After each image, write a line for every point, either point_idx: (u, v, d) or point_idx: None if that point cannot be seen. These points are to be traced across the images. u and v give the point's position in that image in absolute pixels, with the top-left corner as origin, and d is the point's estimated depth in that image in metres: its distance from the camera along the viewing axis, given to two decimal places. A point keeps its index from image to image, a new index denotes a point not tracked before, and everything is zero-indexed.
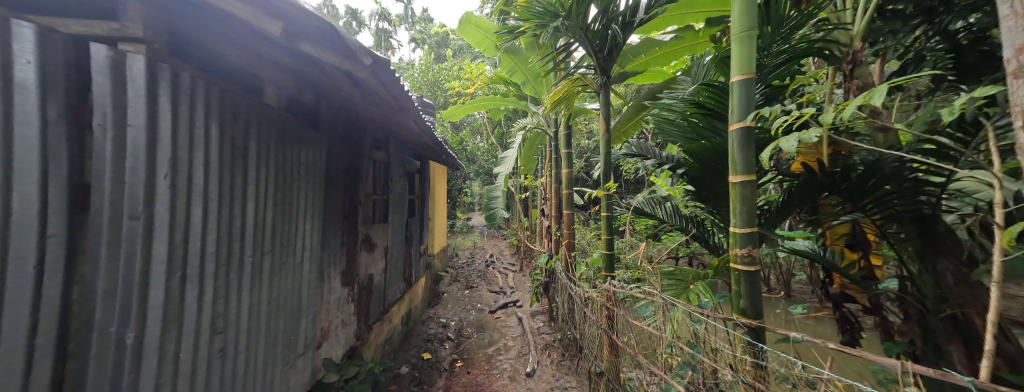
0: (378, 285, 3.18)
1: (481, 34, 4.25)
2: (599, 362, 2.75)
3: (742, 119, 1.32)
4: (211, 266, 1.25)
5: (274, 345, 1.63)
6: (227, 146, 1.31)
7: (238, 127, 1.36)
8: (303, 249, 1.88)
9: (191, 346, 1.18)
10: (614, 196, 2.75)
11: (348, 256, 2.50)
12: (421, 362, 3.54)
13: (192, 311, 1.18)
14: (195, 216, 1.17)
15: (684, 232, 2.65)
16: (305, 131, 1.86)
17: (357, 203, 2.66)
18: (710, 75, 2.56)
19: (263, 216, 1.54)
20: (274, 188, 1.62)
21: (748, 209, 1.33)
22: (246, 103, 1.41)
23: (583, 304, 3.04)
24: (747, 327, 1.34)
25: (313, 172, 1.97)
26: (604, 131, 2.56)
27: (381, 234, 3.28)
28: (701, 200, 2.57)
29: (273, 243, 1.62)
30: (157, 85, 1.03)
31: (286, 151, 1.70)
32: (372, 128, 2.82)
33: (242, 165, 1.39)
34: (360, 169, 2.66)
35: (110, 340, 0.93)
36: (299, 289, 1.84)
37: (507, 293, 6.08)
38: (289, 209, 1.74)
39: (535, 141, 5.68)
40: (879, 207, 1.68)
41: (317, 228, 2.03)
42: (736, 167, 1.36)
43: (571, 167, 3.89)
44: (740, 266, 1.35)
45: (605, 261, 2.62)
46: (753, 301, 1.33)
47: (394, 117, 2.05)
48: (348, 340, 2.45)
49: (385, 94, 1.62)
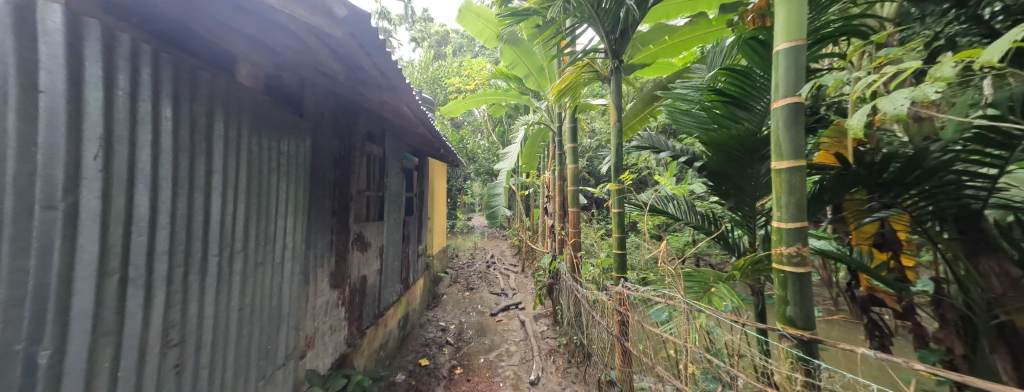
0: (372, 287, 2.98)
1: (482, 24, 4.08)
2: (609, 371, 2.55)
3: (792, 94, 1.13)
4: (163, 267, 1.04)
5: (245, 358, 1.42)
6: (186, 126, 1.11)
7: (200, 105, 1.16)
8: (283, 248, 1.68)
9: (136, 364, 0.96)
10: (626, 190, 2.54)
11: (338, 256, 2.31)
12: (419, 370, 3.34)
13: (137, 322, 0.96)
14: (139, 205, 0.96)
15: (700, 229, 2.44)
16: (285, 116, 1.66)
17: (349, 199, 2.47)
18: (732, 58, 2.34)
19: (232, 211, 1.33)
20: (247, 179, 1.41)
21: (798, 200, 1.13)
22: (209, 77, 1.21)
23: (591, 308, 2.84)
24: (796, 339, 1.15)
25: (296, 164, 1.78)
26: (615, 120, 2.36)
27: (375, 233, 3.08)
28: (720, 196, 2.35)
29: (245, 241, 1.42)
30: (81, 43, 0.82)
31: (262, 137, 1.50)
32: (365, 118, 2.64)
33: (205, 148, 1.18)
34: (351, 162, 2.47)
35: (12, 365, 0.71)
36: (278, 293, 1.64)
37: (509, 295, 5.88)
38: (265, 204, 1.54)
39: (538, 136, 5.52)
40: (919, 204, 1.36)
41: (301, 226, 1.83)
42: (780, 150, 1.17)
43: (577, 162, 3.68)
44: (786, 268, 1.16)
45: (616, 262, 2.39)
46: (804, 309, 1.13)
47: (383, 100, 1.85)
48: (336, 348, 2.24)
49: (372, 69, 1.42)
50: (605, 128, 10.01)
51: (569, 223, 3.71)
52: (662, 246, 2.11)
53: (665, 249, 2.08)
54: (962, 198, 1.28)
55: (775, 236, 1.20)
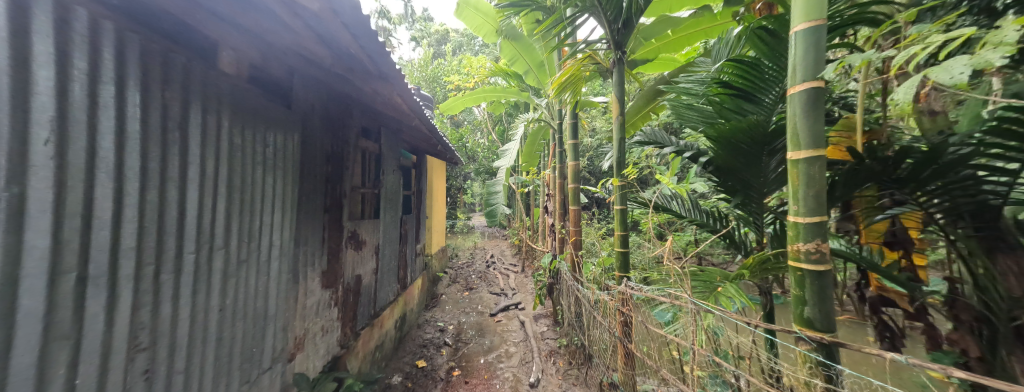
0: (367, 286, 2.89)
1: (481, 19, 4.02)
2: (611, 373, 2.47)
3: (812, 78, 1.04)
4: (130, 266, 0.95)
5: (226, 362, 1.33)
6: (158, 113, 1.02)
7: (174, 89, 1.07)
8: (269, 246, 1.59)
9: (97, 371, 0.87)
10: (629, 187, 2.44)
11: (331, 254, 2.23)
12: (416, 371, 3.26)
13: (99, 326, 0.87)
14: (101, 197, 0.87)
15: (705, 227, 2.35)
16: (270, 107, 1.57)
17: (343, 196, 2.39)
18: (740, 49, 2.25)
19: (212, 205, 1.24)
20: (229, 172, 1.32)
21: (818, 192, 1.03)
22: (184, 60, 1.11)
23: (593, 308, 2.75)
24: (815, 342, 1.06)
25: (284, 157, 1.69)
26: (618, 113, 2.28)
27: (370, 232, 3.00)
28: (727, 193, 2.26)
29: (227, 239, 1.33)
30: (28, 15, 0.72)
31: (246, 128, 1.41)
32: (359, 113, 2.56)
33: (180, 137, 1.09)
34: (344, 157, 2.38)
35: None
36: (263, 294, 1.55)
37: (509, 295, 5.80)
38: (249, 199, 1.45)
39: (538, 134, 5.44)
40: (933, 200, 1.25)
41: (289, 223, 1.75)
42: (797, 140, 1.08)
43: (578, 159, 3.60)
44: (804, 266, 1.07)
45: (619, 260, 2.30)
46: (824, 310, 1.04)
47: (375, 90, 1.77)
48: (328, 350, 2.16)
49: (360, 53, 1.33)
50: (605, 127, 9.94)
51: (569, 222, 3.63)
52: (666, 245, 2.02)
53: (670, 247, 1.99)
54: (979, 195, 1.16)
55: (792, 232, 1.11)
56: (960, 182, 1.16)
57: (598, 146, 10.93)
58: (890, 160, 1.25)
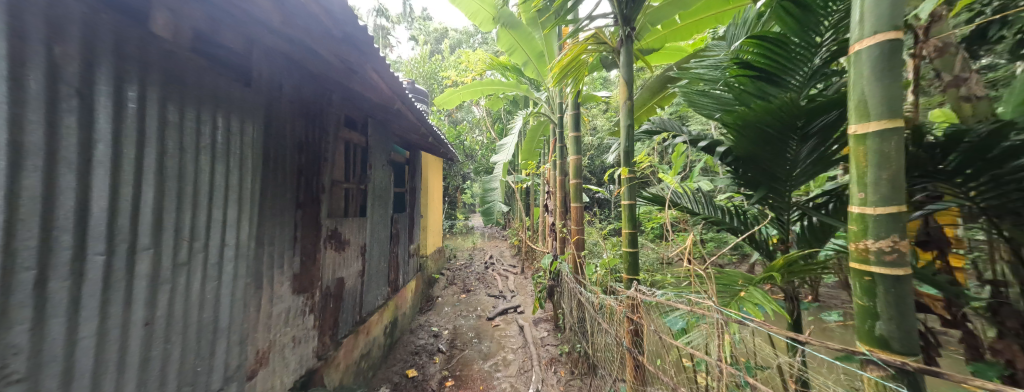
0: (351, 290, 2.66)
1: (478, 5, 3.80)
2: (618, 386, 2.24)
3: (888, 28, 0.79)
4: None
5: (155, 385, 1.10)
6: (36, 73, 0.80)
7: (68, 45, 0.86)
8: (219, 246, 1.36)
9: None
10: (638, 180, 2.19)
11: (305, 256, 2.00)
12: (405, 382, 3.02)
13: None
14: None
15: (723, 225, 2.11)
16: (218, 81, 1.33)
17: (321, 191, 2.17)
18: (761, 26, 2.02)
19: (134, 196, 1.02)
20: (162, 156, 1.10)
21: (893, 176, 0.78)
22: (84, 9, 0.89)
23: (598, 314, 2.51)
24: (890, 366, 0.81)
25: (240, 142, 1.46)
26: (624, 98, 2.05)
27: (355, 231, 2.76)
28: (747, 186, 2.02)
29: (156, 236, 1.09)
30: None
31: (185, 103, 1.19)
32: (340, 100, 2.34)
33: (77, 110, 0.87)
34: (321, 148, 2.15)
35: None
36: (211, 303, 1.32)
37: (507, 298, 5.57)
38: (191, 190, 1.22)
39: (538, 129, 5.22)
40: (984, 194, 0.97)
41: (248, 218, 1.52)
42: (865, 108, 0.83)
43: (580, 153, 3.36)
44: (874, 268, 0.83)
45: (627, 261, 2.06)
46: (904, 327, 0.79)
47: (346, 64, 1.55)
48: (299, 363, 1.92)
49: (313, 5, 1.08)
50: (607, 125, 9.74)
51: (571, 220, 3.39)
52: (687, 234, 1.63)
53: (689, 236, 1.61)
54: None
55: (857, 227, 0.86)
56: (1013, 176, 0.86)
57: (599, 145, 10.69)
58: (937, 148, 0.98)
